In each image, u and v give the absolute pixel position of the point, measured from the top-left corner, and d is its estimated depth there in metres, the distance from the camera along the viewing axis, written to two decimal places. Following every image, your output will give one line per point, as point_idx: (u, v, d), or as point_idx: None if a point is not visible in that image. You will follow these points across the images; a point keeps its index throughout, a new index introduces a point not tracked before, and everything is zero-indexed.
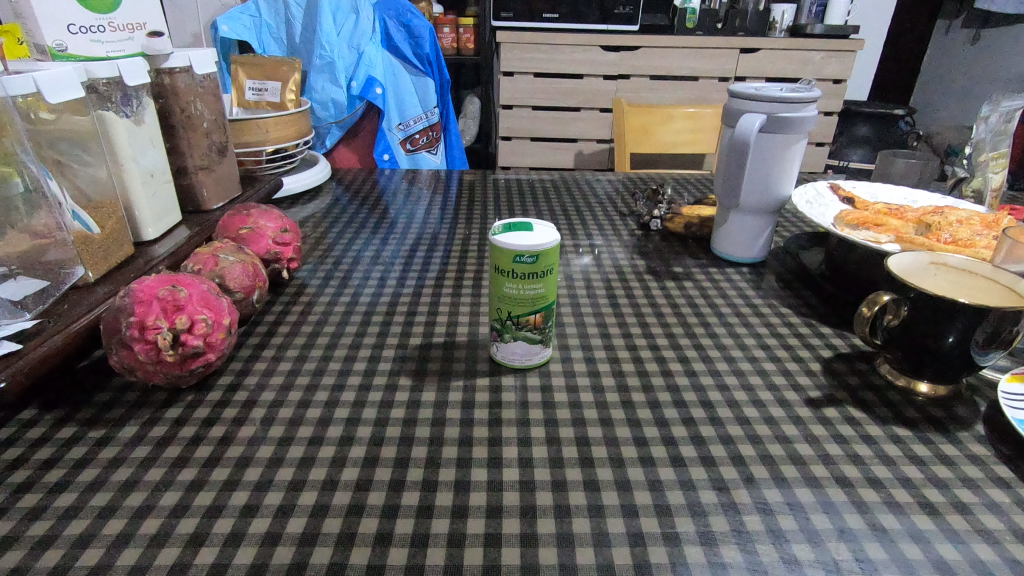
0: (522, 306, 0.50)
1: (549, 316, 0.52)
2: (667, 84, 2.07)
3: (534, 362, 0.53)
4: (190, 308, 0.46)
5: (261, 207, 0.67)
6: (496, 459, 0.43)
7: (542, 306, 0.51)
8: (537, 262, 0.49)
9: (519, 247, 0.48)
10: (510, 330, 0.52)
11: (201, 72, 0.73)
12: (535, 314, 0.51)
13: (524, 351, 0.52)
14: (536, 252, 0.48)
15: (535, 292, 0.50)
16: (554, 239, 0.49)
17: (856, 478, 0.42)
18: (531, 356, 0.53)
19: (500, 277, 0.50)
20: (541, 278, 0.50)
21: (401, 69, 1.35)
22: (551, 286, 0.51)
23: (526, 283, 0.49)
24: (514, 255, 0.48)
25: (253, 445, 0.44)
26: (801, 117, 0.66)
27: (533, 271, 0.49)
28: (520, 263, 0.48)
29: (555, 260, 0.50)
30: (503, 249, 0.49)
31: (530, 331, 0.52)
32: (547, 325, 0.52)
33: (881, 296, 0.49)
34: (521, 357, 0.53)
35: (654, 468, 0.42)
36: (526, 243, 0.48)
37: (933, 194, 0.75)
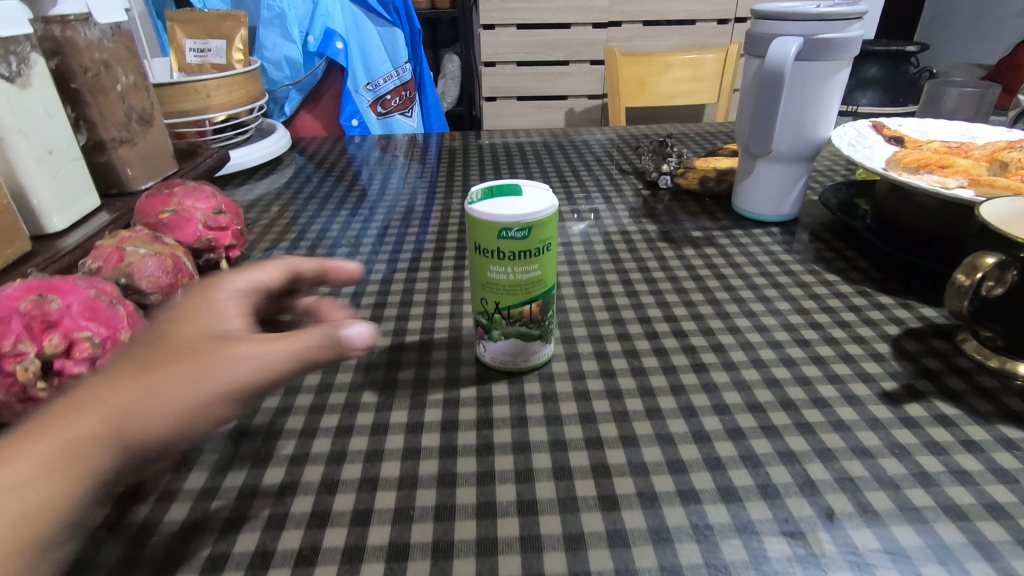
0: (512, 294, 0.39)
1: (549, 305, 0.40)
2: (661, 30, 1.91)
3: (533, 363, 0.42)
4: (67, 324, 0.34)
5: (189, 184, 0.54)
6: (489, 505, 0.32)
7: (538, 293, 0.39)
8: (529, 237, 0.37)
9: (506, 218, 0.36)
10: (498, 325, 0.40)
11: (104, 21, 0.60)
12: (531, 303, 0.39)
13: (517, 350, 0.41)
14: (528, 224, 0.36)
15: (528, 275, 0.38)
16: (551, 205, 0.38)
17: (971, 507, 0.31)
18: (527, 356, 0.42)
19: (482, 258, 0.38)
20: (535, 258, 0.38)
21: (365, 20, 1.20)
22: (549, 266, 0.39)
23: (516, 264, 0.38)
24: (498, 230, 0.37)
25: (162, 504, 0.33)
26: (845, 40, 0.54)
27: (523, 249, 0.37)
28: (507, 240, 0.37)
29: (553, 233, 0.38)
30: (484, 223, 0.37)
31: (525, 326, 0.40)
32: (547, 317, 0.41)
33: (983, 259, 0.37)
34: (514, 358, 0.42)
35: (700, 507, 0.32)
36: (513, 215, 0.36)
37: (996, 128, 0.64)
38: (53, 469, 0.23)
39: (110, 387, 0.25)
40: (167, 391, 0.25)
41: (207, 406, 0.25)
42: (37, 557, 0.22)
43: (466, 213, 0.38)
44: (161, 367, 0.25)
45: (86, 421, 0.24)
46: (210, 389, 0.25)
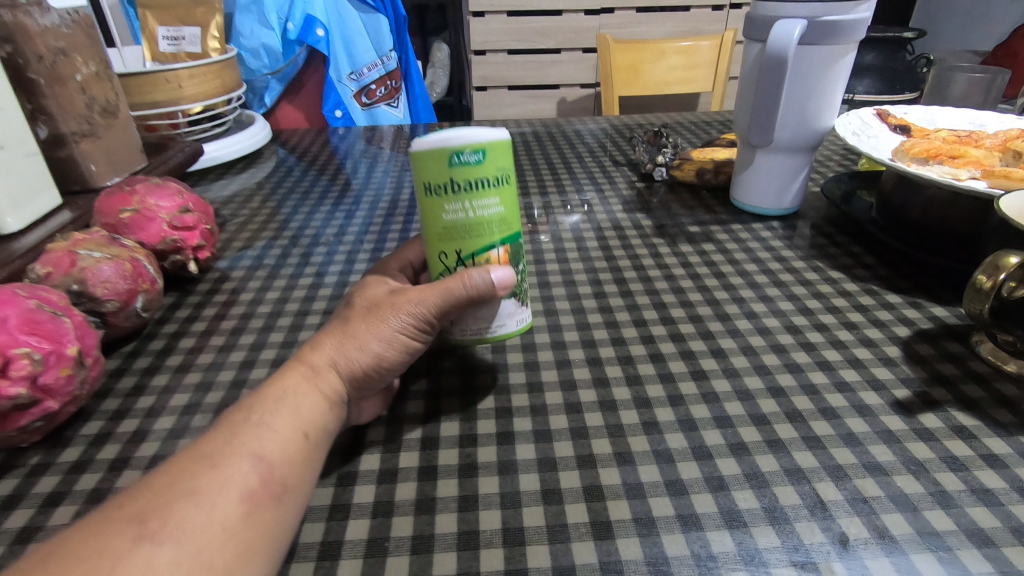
0: (475, 237, 0.35)
1: (516, 254, 0.37)
2: (655, 17, 1.87)
3: (507, 333, 0.38)
4: (3, 340, 0.31)
5: (152, 180, 0.51)
6: (471, 535, 0.29)
7: (503, 234, 0.36)
8: (485, 161, 0.34)
9: (452, 142, 0.33)
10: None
11: (58, 6, 0.56)
12: (496, 248, 0.36)
13: (487, 314, 0.37)
14: (481, 146, 0.33)
15: (490, 211, 0.35)
16: (502, 131, 0.34)
17: (997, 531, 0.29)
18: (498, 322, 0.37)
19: (436, 203, 0.35)
20: (494, 188, 0.35)
21: (346, 6, 1.15)
22: (511, 204, 0.36)
23: (475, 197, 0.34)
24: (448, 156, 0.33)
25: None
26: (850, 22, 0.51)
27: (481, 175, 0.34)
28: (460, 165, 0.33)
29: (509, 162, 0.35)
30: (431, 152, 0.33)
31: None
32: (516, 270, 0.37)
33: (1006, 259, 0.34)
34: (483, 326, 0.37)
35: (702, 534, 0.29)
36: (463, 136, 0.33)
37: (1006, 115, 0.61)
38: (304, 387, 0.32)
39: (326, 338, 0.34)
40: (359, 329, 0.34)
41: (391, 335, 0.35)
42: (310, 447, 0.30)
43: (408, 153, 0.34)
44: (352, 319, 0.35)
45: (319, 357, 0.33)
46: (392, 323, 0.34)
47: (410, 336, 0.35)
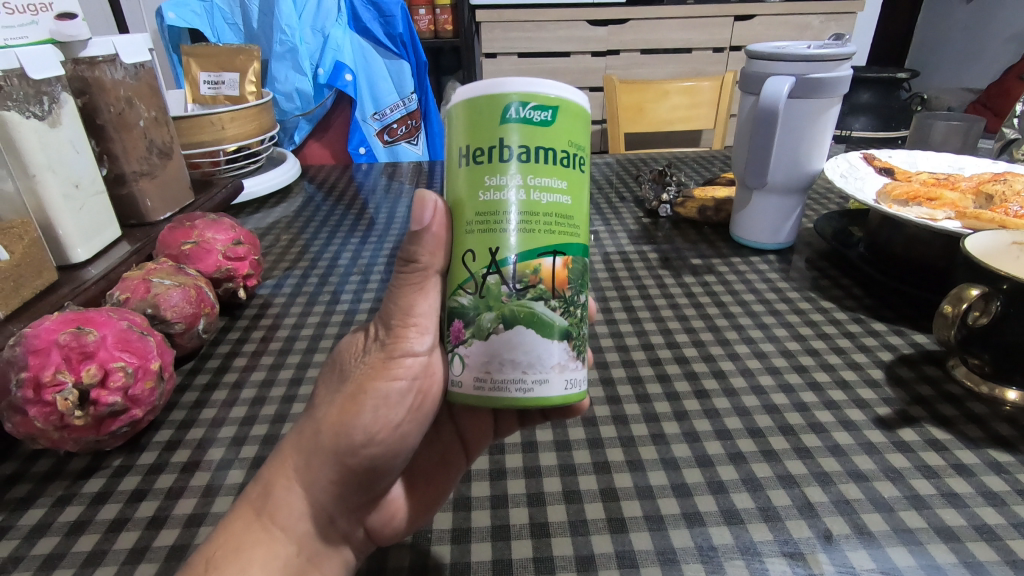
0: (524, 228, 0.28)
1: (572, 274, 0.29)
2: (658, 58, 1.97)
3: (548, 395, 0.28)
4: (103, 355, 0.36)
5: (209, 216, 0.57)
6: (503, 528, 0.34)
7: (561, 236, 0.28)
8: (552, 125, 0.28)
9: (523, 89, 0.27)
10: (496, 302, 0.28)
11: (129, 61, 0.63)
12: (551, 256, 0.28)
13: (522, 361, 0.27)
14: (552, 104, 0.28)
15: (550, 197, 0.28)
16: (583, 101, 0.29)
17: (961, 529, 0.33)
18: (537, 375, 0.27)
19: (488, 166, 0.28)
20: (561, 167, 0.28)
21: (372, 52, 1.24)
22: (579, 196, 0.29)
23: (532, 170, 0.28)
24: (504, 108, 0.27)
25: (190, 528, 0.34)
26: (834, 79, 0.57)
27: (544, 142, 0.28)
28: (517, 122, 0.27)
29: (584, 143, 0.29)
30: (486, 101, 0.28)
31: (543, 305, 0.28)
32: (574, 301, 0.29)
33: (968, 291, 0.40)
34: (517, 378, 0.27)
35: (704, 529, 0.33)
36: (531, 86, 0.27)
37: (982, 159, 0.67)
38: (256, 527, 0.30)
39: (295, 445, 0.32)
40: (324, 423, 0.31)
41: (360, 415, 0.31)
42: None
43: (454, 106, 0.29)
44: (318, 408, 0.32)
45: (277, 481, 0.31)
46: (361, 396, 0.32)
47: (385, 399, 0.32)
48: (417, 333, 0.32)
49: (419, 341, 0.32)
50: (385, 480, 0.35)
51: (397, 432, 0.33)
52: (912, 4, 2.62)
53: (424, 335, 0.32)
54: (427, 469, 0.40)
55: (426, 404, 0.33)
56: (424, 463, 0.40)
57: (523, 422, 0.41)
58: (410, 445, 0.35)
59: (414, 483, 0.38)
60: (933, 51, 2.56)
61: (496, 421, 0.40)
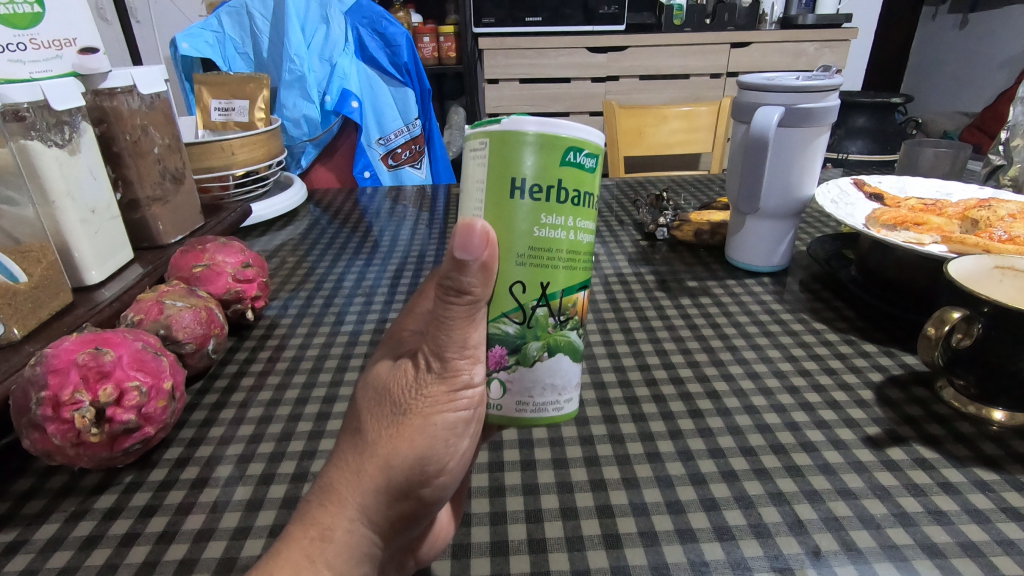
0: (569, 265, 0.30)
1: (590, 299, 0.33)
2: (657, 83, 2.01)
3: (572, 409, 0.33)
4: (119, 374, 0.38)
5: (219, 240, 0.59)
6: (501, 543, 0.35)
7: (590, 271, 0.32)
8: (595, 170, 0.30)
9: (580, 135, 0.28)
10: (542, 333, 0.31)
11: (146, 92, 0.65)
12: (585, 290, 0.31)
13: (559, 384, 0.31)
14: (599, 151, 0.30)
15: (587, 237, 0.31)
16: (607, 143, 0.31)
17: (946, 545, 0.34)
18: (566, 395, 0.32)
19: (541, 205, 0.29)
20: (596, 208, 0.31)
21: (379, 82, 1.29)
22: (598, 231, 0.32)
23: (579, 212, 0.30)
24: (565, 151, 0.28)
25: (200, 542, 0.35)
26: (823, 109, 0.59)
27: (589, 187, 0.30)
28: (572, 167, 0.29)
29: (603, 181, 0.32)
30: (546, 142, 0.28)
31: (575, 334, 0.32)
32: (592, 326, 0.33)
33: (950, 314, 0.42)
34: (553, 400, 0.32)
35: (697, 545, 0.34)
36: (586, 134, 0.29)
37: (968, 185, 0.69)
38: (313, 573, 0.28)
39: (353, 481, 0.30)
40: (384, 459, 0.30)
41: (422, 448, 0.30)
42: None
43: (505, 133, 0.28)
44: (369, 442, 0.30)
45: (337, 524, 0.29)
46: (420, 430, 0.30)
47: (444, 432, 0.31)
48: (472, 364, 0.30)
49: (475, 373, 0.30)
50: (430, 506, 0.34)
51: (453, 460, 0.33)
52: (905, 31, 2.68)
53: (478, 365, 0.31)
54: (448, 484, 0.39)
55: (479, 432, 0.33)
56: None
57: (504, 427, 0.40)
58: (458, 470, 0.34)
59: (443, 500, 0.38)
60: (928, 75, 2.60)
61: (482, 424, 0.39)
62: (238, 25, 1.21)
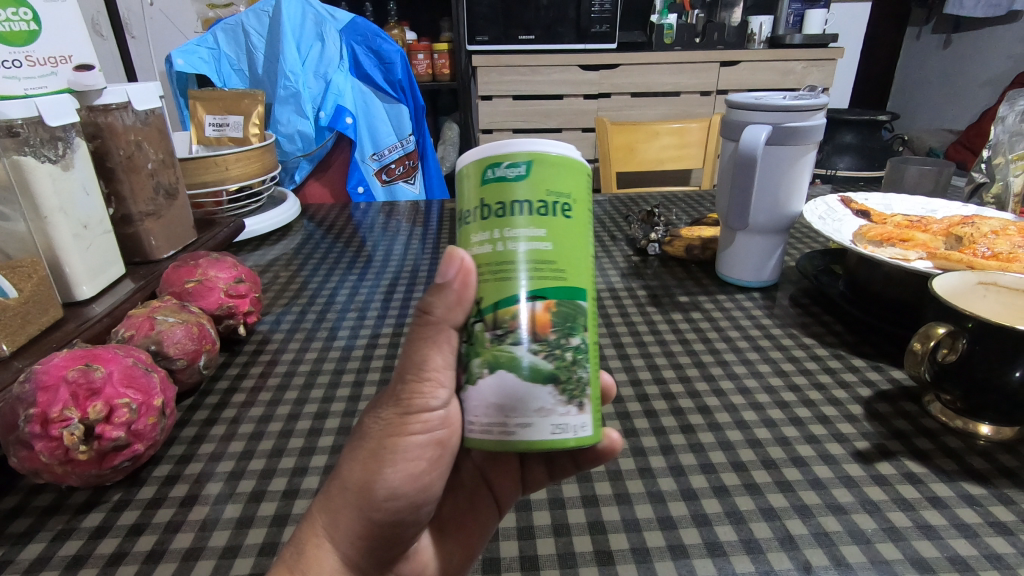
0: (503, 276, 0.29)
1: (561, 315, 0.29)
2: (648, 101, 2.04)
3: (534, 438, 0.28)
4: (109, 391, 0.38)
5: (213, 255, 0.59)
6: (493, 561, 0.35)
7: (542, 283, 0.29)
8: (529, 177, 0.30)
9: (499, 149, 0.30)
10: (481, 348, 0.29)
11: (141, 107, 0.66)
12: (532, 301, 0.29)
13: (505, 404, 0.28)
14: (528, 159, 0.30)
15: (530, 246, 0.29)
16: (565, 153, 0.31)
17: (936, 560, 0.34)
18: (519, 419, 0.28)
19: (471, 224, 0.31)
20: (540, 217, 0.29)
21: (373, 98, 1.30)
22: (563, 241, 0.30)
23: (510, 221, 0.29)
24: (486, 168, 0.30)
25: (189, 561, 0.35)
26: (809, 127, 0.60)
27: (520, 195, 0.29)
28: (496, 181, 0.30)
29: (569, 189, 0.30)
30: (472, 165, 0.31)
31: (524, 348, 0.28)
32: (562, 344, 0.29)
33: (935, 329, 0.42)
34: (502, 422, 0.28)
35: (688, 561, 0.34)
36: (507, 147, 0.30)
37: (953, 202, 0.70)
38: None
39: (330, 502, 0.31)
40: (348, 478, 0.31)
41: (383, 471, 0.32)
42: None
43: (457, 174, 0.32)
44: (340, 464, 0.32)
45: (309, 539, 0.31)
46: (382, 453, 0.31)
47: (405, 455, 0.32)
48: (434, 388, 0.31)
49: (435, 396, 0.31)
50: (410, 535, 0.35)
51: (420, 485, 0.33)
52: (890, 50, 2.73)
53: (442, 388, 0.31)
54: (465, 518, 0.39)
55: (446, 457, 0.33)
56: (452, 510, 0.40)
57: (553, 476, 0.41)
58: (433, 497, 0.35)
59: (450, 534, 0.38)
60: (914, 93, 2.65)
61: (522, 469, 0.41)
62: (233, 42, 1.22)
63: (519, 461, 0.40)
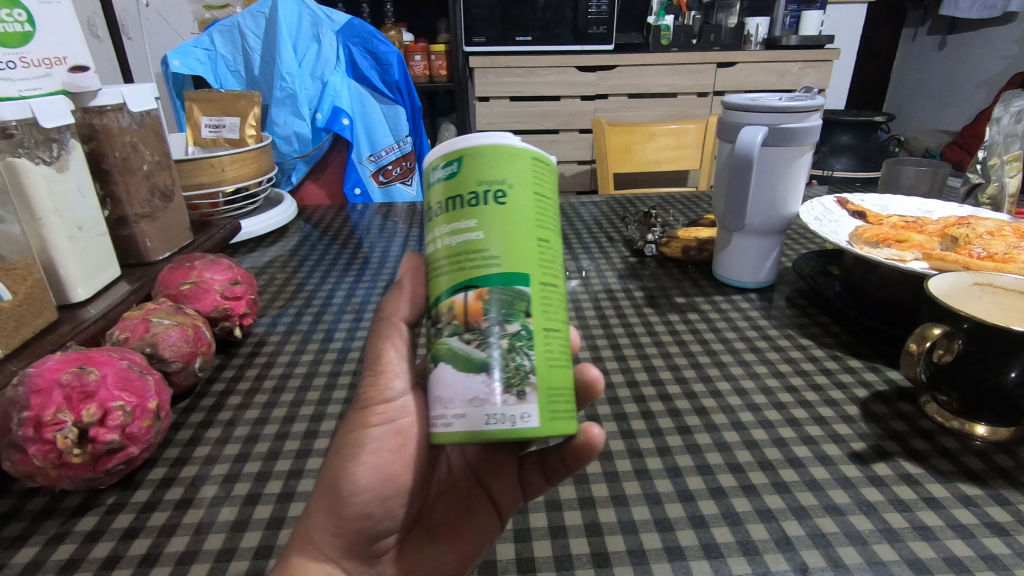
0: (438, 273, 0.30)
1: (498, 303, 0.29)
2: (645, 102, 2.04)
3: (470, 429, 0.27)
4: (103, 394, 0.38)
5: (208, 257, 0.59)
6: (489, 563, 0.35)
7: (474, 272, 0.29)
8: (460, 173, 0.31)
9: (439, 154, 0.32)
10: (429, 343, 0.30)
11: (136, 109, 0.65)
12: (464, 292, 0.29)
13: (440, 395, 0.28)
14: (458, 156, 0.31)
15: (462, 237, 0.30)
16: (497, 141, 0.31)
17: (932, 561, 0.34)
18: (453, 411, 0.28)
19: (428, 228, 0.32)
20: (470, 207, 0.30)
21: (370, 99, 1.30)
22: (495, 228, 0.30)
23: (448, 219, 0.30)
24: (430, 174, 0.32)
25: (183, 565, 0.35)
26: (804, 128, 0.60)
27: (452, 191, 0.30)
28: (436, 183, 0.32)
29: (503, 176, 0.30)
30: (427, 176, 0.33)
31: (458, 339, 0.29)
32: (498, 331, 0.29)
33: (931, 330, 0.42)
34: (439, 414, 0.28)
35: (685, 562, 0.34)
36: (445, 150, 0.32)
37: (948, 202, 0.70)
38: None
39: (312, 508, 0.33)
40: (321, 479, 0.33)
41: (345, 467, 0.32)
42: None
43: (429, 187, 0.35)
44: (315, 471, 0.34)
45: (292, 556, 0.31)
46: (346, 450, 0.33)
47: (368, 449, 0.33)
48: (390, 380, 0.34)
49: (391, 387, 0.34)
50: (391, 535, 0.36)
51: (391, 481, 0.34)
52: (886, 51, 2.74)
53: (397, 379, 0.34)
54: (460, 522, 0.39)
55: (410, 449, 0.34)
56: (443, 513, 0.40)
57: (549, 479, 0.40)
58: (405, 491, 0.35)
59: (445, 538, 0.38)
60: (910, 94, 2.66)
61: (519, 472, 0.41)
62: (230, 43, 1.22)
63: (517, 465, 0.41)
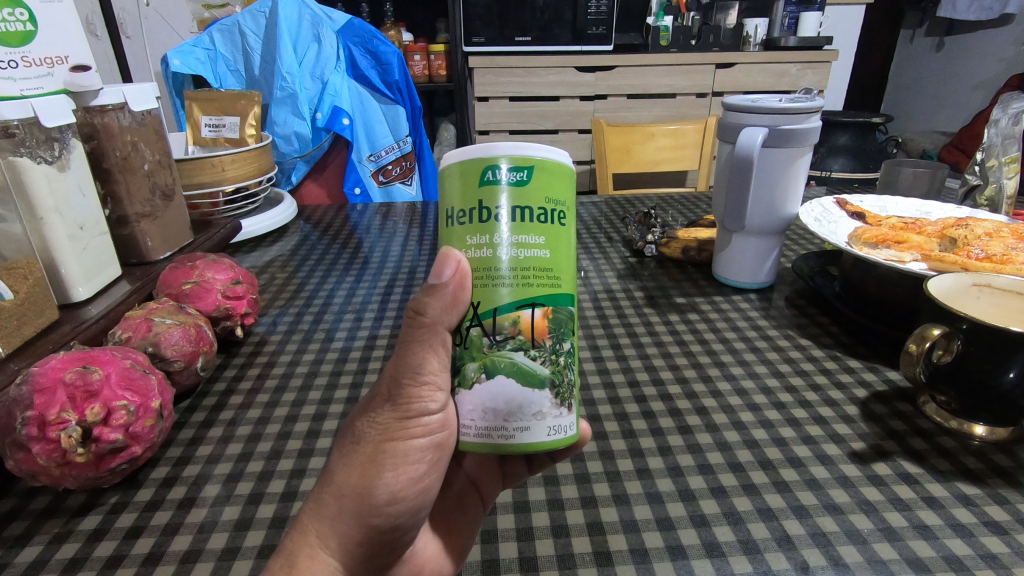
0: (494, 284, 0.30)
1: (556, 321, 0.30)
2: (644, 102, 2.05)
3: (534, 441, 0.29)
4: (107, 394, 0.38)
5: (209, 257, 0.59)
6: (492, 562, 0.35)
7: (541, 290, 0.30)
8: (529, 183, 0.30)
9: (496, 152, 0.30)
10: (478, 353, 0.30)
11: (137, 108, 0.65)
12: (530, 308, 0.30)
13: (504, 409, 0.29)
14: (529, 164, 0.30)
15: (529, 253, 0.30)
16: (561, 158, 0.31)
17: (932, 560, 0.34)
18: (518, 423, 0.29)
19: (465, 228, 0.30)
20: (540, 224, 0.30)
21: (369, 99, 1.30)
22: (557, 248, 0.31)
23: (506, 228, 0.30)
24: (482, 171, 0.30)
25: (187, 564, 0.35)
26: (805, 130, 0.61)
27: (519, 201, 0.30)
28: (494, 184, 0.30)
29: (563, 197, 0.31)
30: (464, 167, 0.30)
31: (522, 355, 0.29)
32: (557, 349, 0.30)
33: (930, 331, 0.42)
34: (502, 426, 0.29)
35: (686, 561, 0.35)
36: (510, 149, 0.30)
37: (946, 203, 0.71)
38: None
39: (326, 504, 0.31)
40: (345, 485, 0.31)
41: (382, 476, 0.32)
42: None
43: (446, 170, 0.31)
44: (333, 470, 0.32)
45: (301, 550, 0.30)
46: (380, 457, 0.31)
47: (406, 458, 0.32)
48: (434, 392, 0.31)
49: (434, 401, 0.31)
50: (405, 538, 0.36)
51: (419, 488, 0.34)
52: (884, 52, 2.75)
53: (441, 392, 0.31)
54: (450, 514, 0.40)
55: (444, 459, 0.33)
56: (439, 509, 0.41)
57: (531, 468, 0.42)
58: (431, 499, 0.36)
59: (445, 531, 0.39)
60: (908, 96, 2.67)
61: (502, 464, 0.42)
62: (229, 42, 1.22)
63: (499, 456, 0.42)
